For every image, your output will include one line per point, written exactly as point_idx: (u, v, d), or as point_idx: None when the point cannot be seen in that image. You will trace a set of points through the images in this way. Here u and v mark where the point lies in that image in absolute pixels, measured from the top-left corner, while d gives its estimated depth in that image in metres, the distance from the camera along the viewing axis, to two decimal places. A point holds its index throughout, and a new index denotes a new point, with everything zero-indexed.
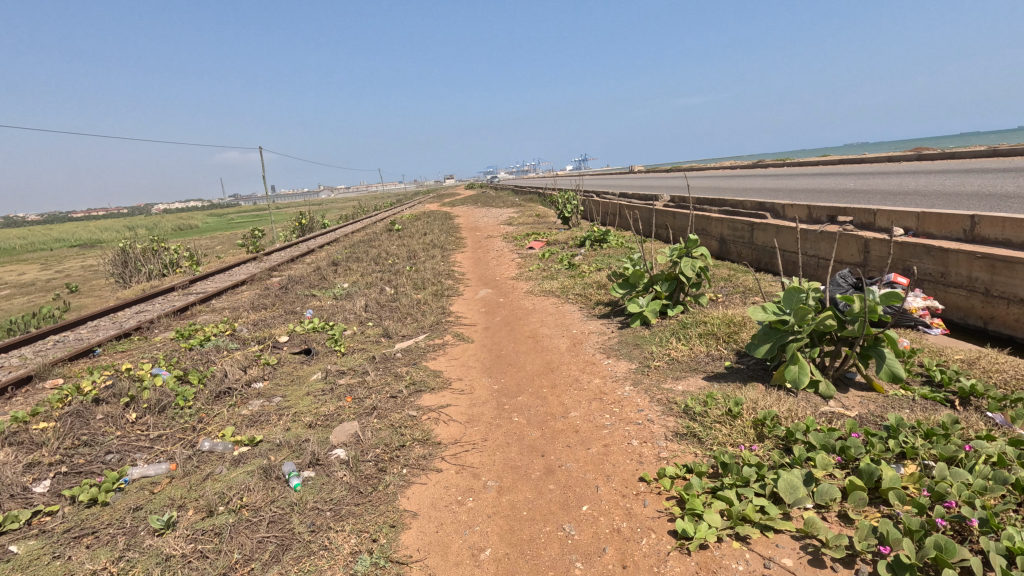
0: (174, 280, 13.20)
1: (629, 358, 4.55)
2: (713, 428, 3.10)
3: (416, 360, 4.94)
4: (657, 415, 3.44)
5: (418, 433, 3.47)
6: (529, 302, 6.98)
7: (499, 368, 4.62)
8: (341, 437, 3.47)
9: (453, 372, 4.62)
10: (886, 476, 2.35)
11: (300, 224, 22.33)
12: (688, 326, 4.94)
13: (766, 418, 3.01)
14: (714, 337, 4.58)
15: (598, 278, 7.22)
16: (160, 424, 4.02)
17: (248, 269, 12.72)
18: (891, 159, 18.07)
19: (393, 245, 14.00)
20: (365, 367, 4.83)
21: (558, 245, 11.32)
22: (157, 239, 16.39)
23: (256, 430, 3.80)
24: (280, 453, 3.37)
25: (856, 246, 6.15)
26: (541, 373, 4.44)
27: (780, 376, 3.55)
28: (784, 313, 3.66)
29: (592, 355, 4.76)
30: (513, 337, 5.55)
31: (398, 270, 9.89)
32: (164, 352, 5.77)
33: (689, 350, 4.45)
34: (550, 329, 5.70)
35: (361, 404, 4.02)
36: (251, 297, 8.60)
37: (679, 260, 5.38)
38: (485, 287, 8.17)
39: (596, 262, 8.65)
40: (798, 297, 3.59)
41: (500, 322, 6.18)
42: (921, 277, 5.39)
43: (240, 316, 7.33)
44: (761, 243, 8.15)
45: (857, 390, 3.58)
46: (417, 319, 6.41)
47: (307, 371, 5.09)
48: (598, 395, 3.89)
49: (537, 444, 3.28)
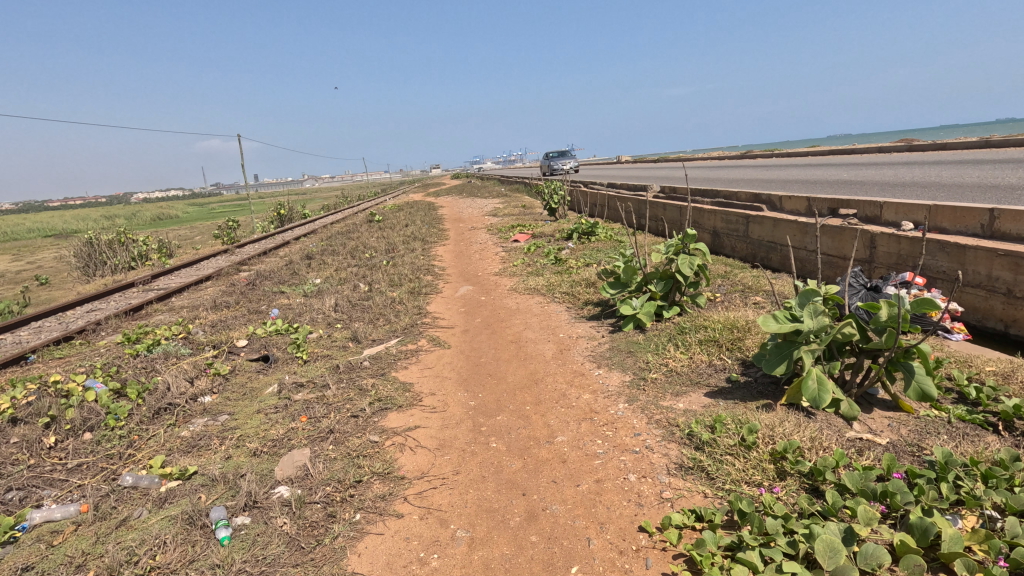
0: (142, 274, 12.52)
1: (622, 369, 4.08)
2: (724, 462, 2.63)
3: (385, 370, 4.42)
4: (656, 443, 2.97)
5: (378, 465, 2.97)
6: (512, 301, 6.48)
7: (477, 380, 4.13)
8: (288, 470, 2.97)
9: (424, 385, 4.10)
10: (946, 535, 1.90)
11: (279, 215, 21.62)
12: (684, 330, 4.50)
13: (788, 451, 2.54)
14: (715, 344, 4.13)
15: (586, 274, 6.72)
16: (81, 451, 3.48)
17: (218, 263, 12.03)
18: (882, 150, 17.81)
19: (372, 237, 13.42)
20: (325, 379, 4.30)
21: (545, 238, 10.81)
22: (125, 229, 15.57)
23: (192, 459, 3.27)
24: (212, 491, 2.86)
25: (861, 242, 5.95)
26: (523, 387, 3.94)
27: (794, 394, 3.11)
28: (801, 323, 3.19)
29: (581, 364, 4.28)
30: (494, 342, 5.05)
31: (375, 264, 9.35)
32: (105, 359, 5.19)
33: (688, 359, 3.99)
34: (534, 332, 5.22)
35: (316, 426, 3.50)
36: (215, 295, 8.01)
37: (676, 257, 4.90)
38: (467, 283, 7.66)
39: (584, 257, 8.16)
40: (814, 303, 3.11)
41: (481, 324, 5.68)
42: (935, 276, 5.01)
43: (198, 317, 6.74)
44: (757, 237, 7.87)
45: (882, 409, 3.15)
46: (390, 320, 5.87)
47: (261, 382, 4.54)
48: (588, 415, 3.42)
49: (517, 479, 2.80)
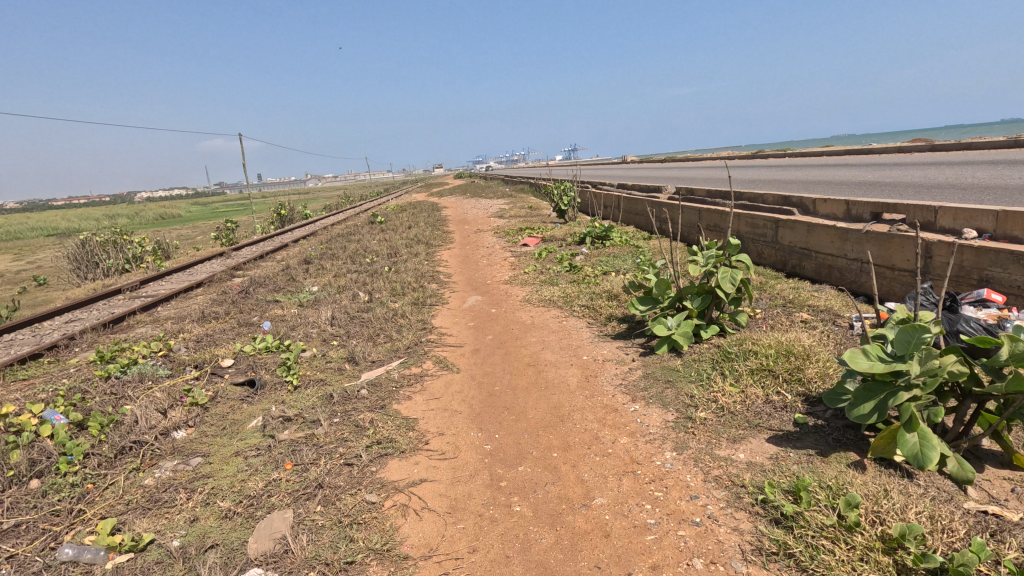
0: (134, 278, 11.97)
1: (662, 403, 3.49)
2: (821, 548, 2.04)
3: (385, 402, 3.85)
4: (723, 514, 2.38)
5: (375, 537, 2.40)
6: (526, 314, 5.90)
7: (493, 416, 3.55)
8: (263, 543, 2.40)
9: (430, 421, 3.53)
10: None
11: (280, 216, 21.08)
12: (730, 354, 3.90)
13: (907, 537, 1.95)
14: (771, 374, 3.54)
15: (606, 285, 6.14)
16: (22, 505, 2.91)
17: (212, 267, 11.47)
18: (903, 150, 17.17)
19: (373, 240, 12.86)
20: (317, 412, 3.72)
21: (556, 241, 10.22)
22: (121, 229, 15.05)
23: (152, 521, 2.70)
24: (167, 573, 2.29)
25: (914, 250, 5.38)
26: (547, 426, 3.36)
27: (884, 445, 2.52)
28: (898, 359, 2.55)
29: (613, 396, 3.69)
30: (509, 365, 4.47)
31: (376, 271, 8.77)
32: (72, 383, 4.62)
33: (740, 394, 3.40)
34: (554, 353, 4.64)
35: (302, 477, 2.93)
36: (204, 304, 7.44)
37: (716, 270, 4.30)
38: (475, 294, 7.08)
39: (601, 264, 7.56)
40: (919, 337, 2.48)
41: (493, 342, 5.10)
42: (1009, 291, 4.42)
43: (182, 330, 6.17)
44: (789, 243, 7.28)
45: (996, 466, 2.55)
46: (391, 337, 5.29)
47: (244, 413, 3.96)
48: (630, 469, 2.83)
49: (550, 561, 2.22)
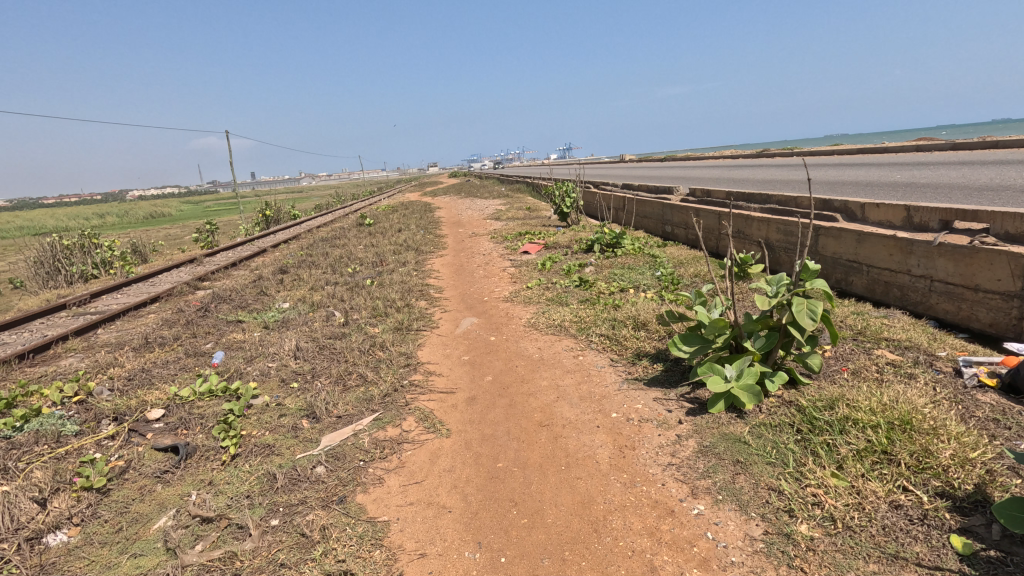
0: (93, 287, 10.77)
1: (737, 502, 2.45)
2: None
3: (345, 490, 2.80)
4: None
5: None
6: (532, 345, 4.85)
7: (496, 520, 2.50)
8: None
9: (402, 529, 2.48)
10: None
11: (266, 216, 19.87)
12: (816, 423, 2.86)
13: None
14: (888, 461, 2.51)
15: (628, 308, 5.10)
16: None
17: (180, 276, 10.31)
18: (922, 148, 16.21)
19: (359, 245, 11.75)
20: (249, 509, 2.66)
21: (561, 249, 9.18)
22: (89, 233, 13.78)
23: None
24: None
25: (1007, 269, 4.35)
26: (575, 541, 2.32)
27: None
28: None
29: (663, 485, 2.65)
30: (514, 424, 3.42)
31: (358, 284, 7.69)
32: None
33: (851, 493, 2.35)
34: (573, 406, 3.59)
35: None
36: (152, 326, 6.31)
37: (789, 302, 3.24)
38: (470, 315, 6.02)
39: (616, 279, 6.50)
40: None
41: (492, 386, 4.05)
42: None
43: (115, 363, 5.06)
44: (834, 254, 6.27)
45: None
46: (365, 379, 4.23)
47: (155, 504, 2.88)
48: None
49: None
